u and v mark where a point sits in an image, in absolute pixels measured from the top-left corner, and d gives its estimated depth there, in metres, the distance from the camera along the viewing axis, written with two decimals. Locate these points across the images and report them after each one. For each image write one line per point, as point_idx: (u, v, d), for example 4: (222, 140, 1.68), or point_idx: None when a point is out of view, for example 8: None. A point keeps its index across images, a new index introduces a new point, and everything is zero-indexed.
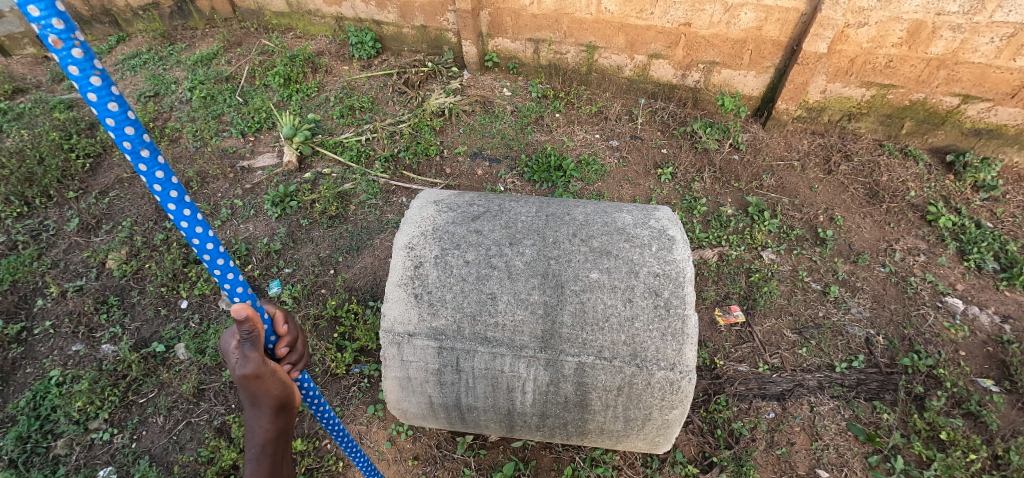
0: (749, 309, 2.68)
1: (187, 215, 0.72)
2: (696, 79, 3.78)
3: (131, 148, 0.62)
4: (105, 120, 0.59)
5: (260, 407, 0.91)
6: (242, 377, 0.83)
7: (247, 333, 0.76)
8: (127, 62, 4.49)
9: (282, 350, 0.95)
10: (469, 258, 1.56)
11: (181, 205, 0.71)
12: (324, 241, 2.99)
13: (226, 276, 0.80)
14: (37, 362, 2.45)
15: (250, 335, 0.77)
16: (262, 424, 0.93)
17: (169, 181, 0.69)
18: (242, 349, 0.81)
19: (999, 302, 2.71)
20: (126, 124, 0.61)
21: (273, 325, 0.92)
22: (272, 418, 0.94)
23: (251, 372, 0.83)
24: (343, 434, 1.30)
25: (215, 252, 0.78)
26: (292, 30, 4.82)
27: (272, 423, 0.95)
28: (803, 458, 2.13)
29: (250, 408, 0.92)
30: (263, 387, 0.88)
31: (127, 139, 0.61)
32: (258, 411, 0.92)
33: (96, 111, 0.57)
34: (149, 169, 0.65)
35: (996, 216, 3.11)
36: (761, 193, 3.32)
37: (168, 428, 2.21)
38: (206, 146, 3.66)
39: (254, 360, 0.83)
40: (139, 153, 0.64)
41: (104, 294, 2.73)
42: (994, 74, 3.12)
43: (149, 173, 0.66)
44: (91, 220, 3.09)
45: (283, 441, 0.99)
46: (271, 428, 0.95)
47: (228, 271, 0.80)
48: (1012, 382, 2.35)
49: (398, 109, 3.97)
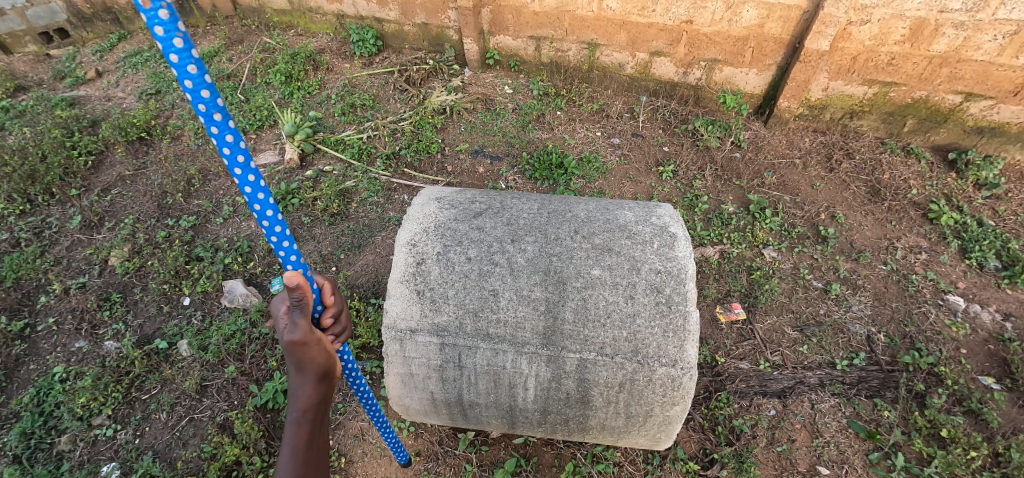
0: (749, 307, 2.68)
1: (251, 180, 0.79)
2: (698, 76, 3.78)
3: (205, 111, 0.69)
4: (185, 82, 0.65)
5: (305, 371, 0.99)
6: (290, 342, 0.92)
7: (298, 299, 0.85)
8: (128, 60, 4.50)
9: (326, 320, 1.05)
10: (471, 255, 1.57)
11: (246, 171, 0.78)
12: (326, 238, 2.99)
13: (282, 243, 0.89)
14: (40, 358, 2.47)
15: (299, 303, 0.86)
16: (305, 389, 1.01)
17: (236, 145, 0.75)
18: (292, 316, 0.90)
19: (1000, 300, 2.71)
20: (202, 87, 0.67)
21: (321, 295, 1.02)
22: (314, 385, 1.02)
23: (299, 337, 0.92)
24: (368, 397, 1.43)
25: (274, 219, 0.86)
26: (293, 28, 4.82)
27: (314, 390, 1.02)
28: (803, 455, 2.13)
29: (295, 374, 1.00)
30: (308, 353, 0.96)
31: (202, 102, 0.68)
32: (302, 375, 0.99)
33: (177, 74, 0.63)
34: (219, 131, 0.72)
35: (997, 214, 3.11)
36: (762, 191, 3.32)
37: (171, 424, 2.22)
38: (208, 144, 3.66)
39: (302, 327, 0.91)
40: (212, 117, 0.70)
41: (107, 291, 2.74)
42: (997, 72, 3.11)
43: (220, 136, 0.72)
44: (93, 217, 3.10)
45: (322, 411, 1.06)
46: (313, 395, 1.02)
47: (284, 239, 0.89)
48: (1013, 379, 2.35)
49: (399, 106, 3.97)
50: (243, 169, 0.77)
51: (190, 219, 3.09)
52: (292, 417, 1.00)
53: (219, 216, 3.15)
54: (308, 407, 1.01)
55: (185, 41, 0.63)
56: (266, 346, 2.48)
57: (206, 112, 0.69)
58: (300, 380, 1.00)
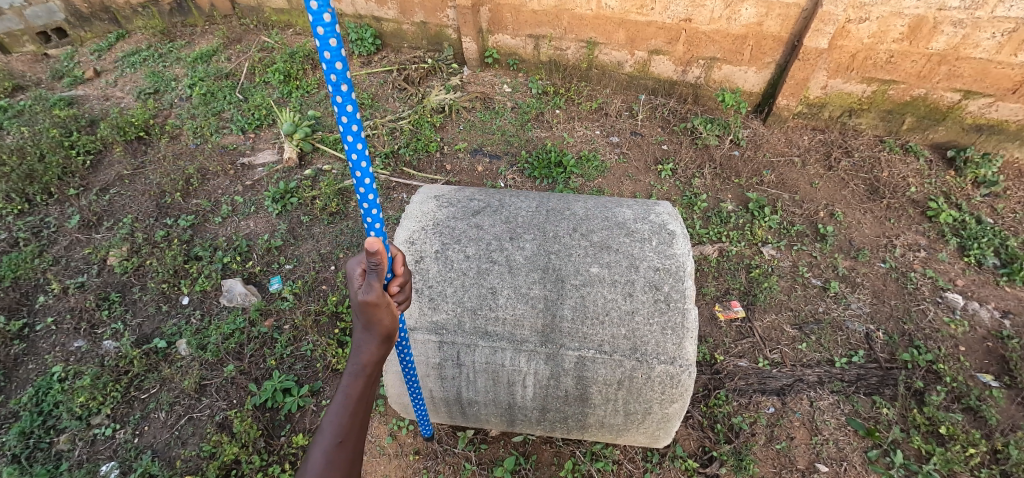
0: (748, 305, 2.68)
1: (358, 148, 0.84)
2: (696, 75, 3.78)
3: (329, 55, 0.71)
4: (316, 23, 0.67)
5: (369, 333, 0.95)
6: (362, 301, 0.88)
7: (375, 263, 0.80)
8: (126, 59, 4.49)
9: (395, 288, 0.96)
10: (469, 252, 1.56)
11: (351, 120, 0.80)
12: (325, 237, 2.99)
13: (367, 195, 0.90)
14: (39, 358, 2.46)
15: (376, 268, 0.82)
16: (367, 350, 0.97)
17: (354, 115, 0.80)
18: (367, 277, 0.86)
19: (999, 298, 2.71)
20: (332, 34, 0.70)
21: (393, 264, 0.93)
22: (377, 349, 0.97)
23: (372, 299, 0.88)
24: (410, 365, 1.40)
25: (365, 171, 0.88)
26: (291, 27, 4.82)
27: (375, 353, 0.98)
28: (802, 453, 2.14)
29: (360, 332, 0.96)
30: (376, 316, 0.92)
31: (329, 47, 0.70)
32: (366, 336, 0.96)
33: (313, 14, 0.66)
34: (342, 100, 0.77)
35: (996, 212, 3.11)
36: (761, 189, 3.32)
37: (170, 424, 2.22)
38: (206, 143, 3.66)
39: (376, 290, 0.87)
40: (340, 86, 0.75)
41: (105, 291, 2.73)
42: (995, 70, 3.11)
43: (342, 104, 0.77)
44: (92, 217, 3.09)
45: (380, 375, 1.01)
46: (373, 358, 0.98)
47: (369, 192, 0.90)
48: (1012, 376, 2.36)
49: (398, 105, 3.97)
50: (354, 137, 0.82)
51: (188, 218, 3.09)
52: (349, 373, 0.97)
53: (218, 215, 3.15)
54: (365, 368, 0.97)
55: (332, 15, 0.68)
56: (264, 345, 2.48)
57: (335, 81, 0.75)
58: (363, 339, 0.96)
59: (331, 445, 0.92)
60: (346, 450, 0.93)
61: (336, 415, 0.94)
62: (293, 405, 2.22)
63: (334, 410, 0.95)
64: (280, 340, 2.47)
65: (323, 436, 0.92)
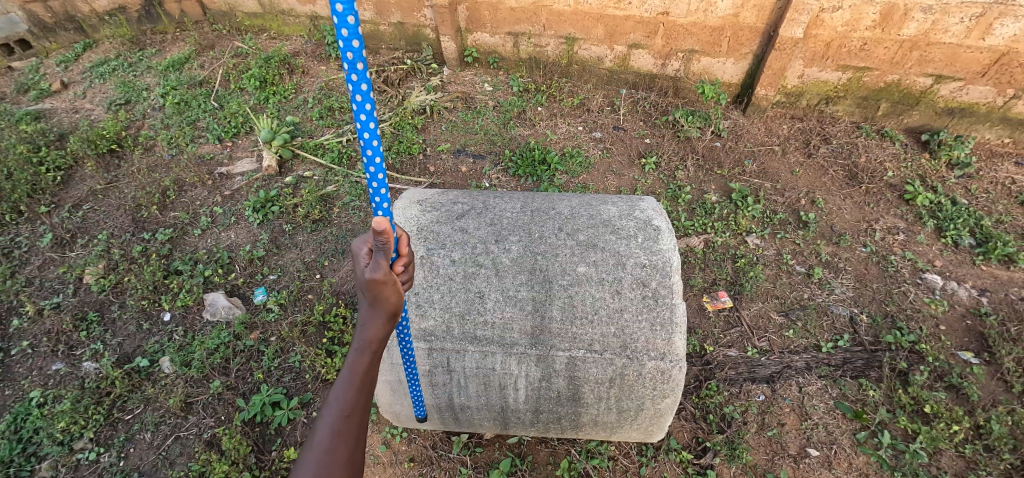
0: (735, 295, 2.71)
1: (370, 127, 0.87)
2: (676, 67, 3.79)
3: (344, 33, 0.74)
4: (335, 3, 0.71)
5: (375, 308, 0.94)
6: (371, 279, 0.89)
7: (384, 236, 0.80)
8: (95, 70, 4.36)
9: (401, 267, 0.94)
10: (455, 257, 1.55)
11: (364, 100, 0.84)
12: (309, 245, 2.94)
13: (377, 177, 0.93)
14: (15, 383, 2.38)
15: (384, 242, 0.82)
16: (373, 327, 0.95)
17: (367, 94, 0.83)
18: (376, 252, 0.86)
19: (975, 276, 2.78)
20: (349, 12, 0.73)
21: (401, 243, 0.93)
22: (383, 326, 0.96)
23: (382, 274, 0.88)
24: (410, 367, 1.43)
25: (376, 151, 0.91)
26: (265, 31, 4.72)
27: (381, 331, 0.97)
28: (793, 439, 2.17)
29: (367, 308, 0.95)
30: (383, 291, 0.91)
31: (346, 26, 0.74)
32: (372, 312, 0.95)
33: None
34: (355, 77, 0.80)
35: (970, 193, 3.19)
36: (744, 179, 3.35)
37: (156, 444, 2.16)
38: (182, 154, 3.57)
39: (386, 265, 0.87)
40: (355, 63, 0.78)
41: (83, 311, 2.66)
42: (965, 54, 3.18)
43: (357, 83, 0.81)
44: (65, 235, 3.00)
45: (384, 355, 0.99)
46: (379, 335, 0.96)
47: (379, 173, 0.93)
48: (991, 353, 2.42)
49: (379, 108, 3.92)
50: (367, 116, 0.85)
51: (166, 232, 3.01)
52: (355, 350, 0.95)
53: (197, 227, 3.08)
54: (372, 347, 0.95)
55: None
56: (251, 359, 2.44)
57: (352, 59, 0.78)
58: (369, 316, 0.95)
59: (338, 420, 0.88)
60: (353, 425, 0.90)
61: (342, 391, 0.91)
62: (283, 418, 2.18)
63: (340, 386, 0.92)
64: (267, 352, 2.43)
65: (329, 410, 0.89)
